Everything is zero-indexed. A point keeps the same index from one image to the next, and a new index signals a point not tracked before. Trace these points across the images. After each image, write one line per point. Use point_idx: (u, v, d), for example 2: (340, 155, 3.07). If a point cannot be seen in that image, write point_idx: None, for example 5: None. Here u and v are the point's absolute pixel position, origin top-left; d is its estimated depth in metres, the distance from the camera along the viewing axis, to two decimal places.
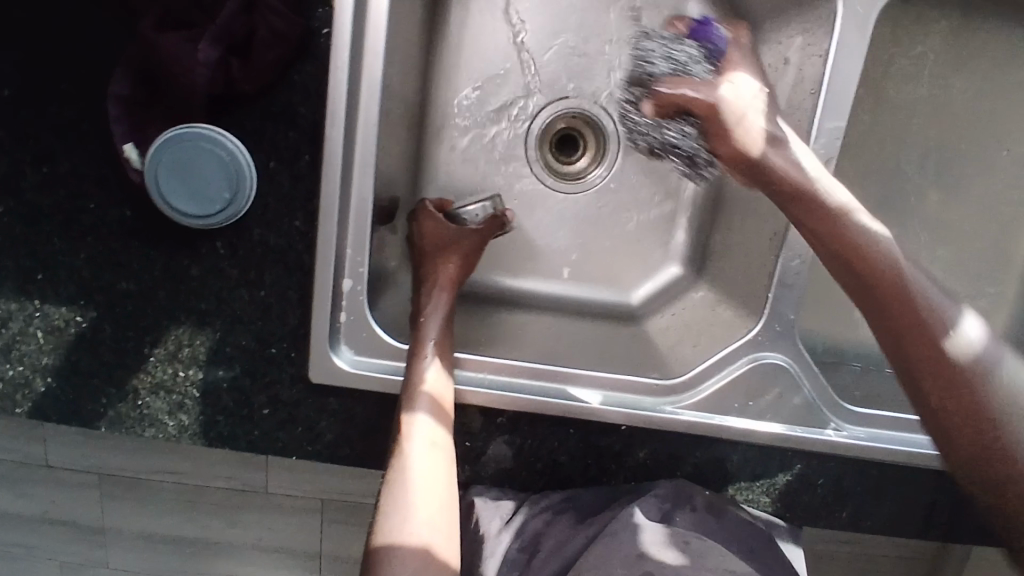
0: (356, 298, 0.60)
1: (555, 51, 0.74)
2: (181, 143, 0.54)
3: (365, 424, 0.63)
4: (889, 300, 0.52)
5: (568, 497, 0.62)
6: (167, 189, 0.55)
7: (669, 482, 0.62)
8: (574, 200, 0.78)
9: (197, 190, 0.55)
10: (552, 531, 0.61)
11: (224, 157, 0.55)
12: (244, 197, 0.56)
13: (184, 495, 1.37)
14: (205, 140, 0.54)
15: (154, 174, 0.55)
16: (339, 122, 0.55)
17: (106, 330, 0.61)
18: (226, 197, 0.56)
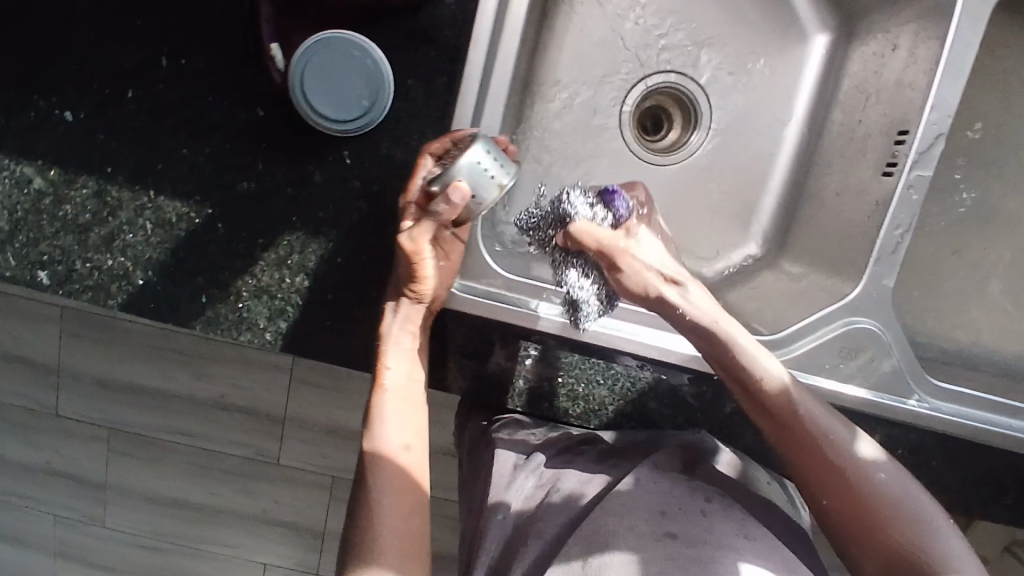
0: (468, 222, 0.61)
1: (662, 24, 0.77)
2: (330, 48, 0.56)
3: (464, 348, 0.64)
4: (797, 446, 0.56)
5: (586, 440, 0.66)
6: (309, 90, 0.56)
7: (696, 433, 0.64)
8: (661, 171, 0.80)
9: (337, 95, 0.57)
10: (571, 469, 0.64)
11: (367, 65, 0.56)
12: (380, 107, 0.58)
13: (194, 460, 1.35)
14: (353, 46, 0.56)
15: (300, 75, 0.56)
16: (484, 43, 0.57)
17: (218, 229, 0.61)
18: (364, 105, 0.57)
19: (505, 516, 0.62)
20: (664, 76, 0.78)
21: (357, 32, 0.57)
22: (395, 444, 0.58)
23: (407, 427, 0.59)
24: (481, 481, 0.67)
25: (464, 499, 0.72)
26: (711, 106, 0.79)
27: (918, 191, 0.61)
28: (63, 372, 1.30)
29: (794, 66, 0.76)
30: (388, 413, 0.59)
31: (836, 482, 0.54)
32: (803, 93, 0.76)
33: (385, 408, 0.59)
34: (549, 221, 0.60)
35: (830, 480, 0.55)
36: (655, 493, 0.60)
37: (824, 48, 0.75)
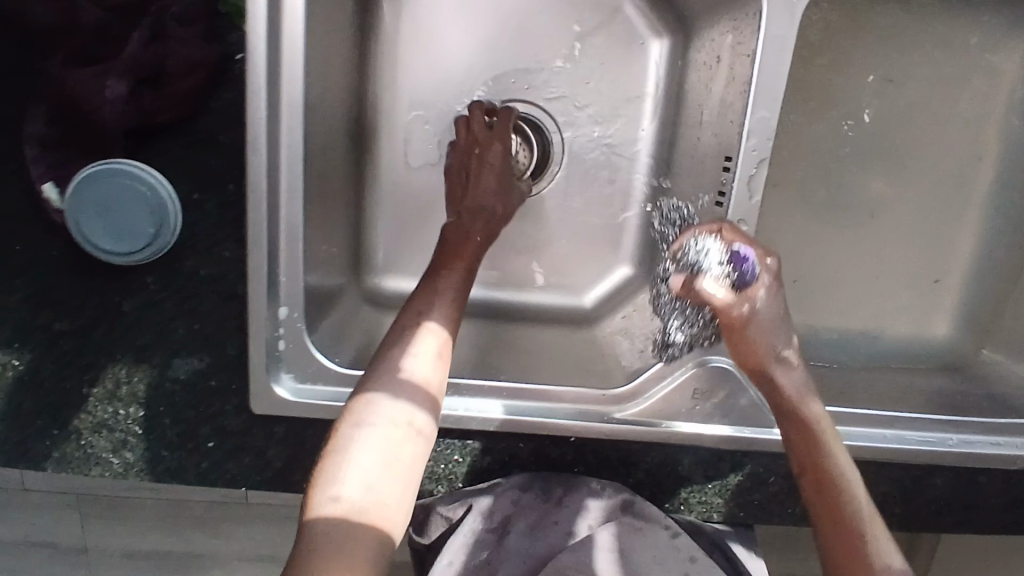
0: (294, 325, 0.59)
1: (494, 54, 0.72)
2: (102, 180, 0.53)
3: (311, 449, 0.62)
4: (823, 481, 0.54)
5: (533, 476, 0.63)
6: (89, 227, 0.54)
7: (625, 490, 0.62)
8: (518, 205, 0.76)
9: (121, 227, 0.54)
10: (525, 511, 0.61)
11: (143, 191, 0.53)
12: (169, 230, 0.54)
13: (162, 516, 1.36)
14: (124, 174, 0.53)
15: (75, 214, 0.54)
16: (261, 149, 0.54)
17: (43, 371, 0.60)
18: (150, 232, 0.54)
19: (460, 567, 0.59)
20: (508, 106, 0.74)
21: (127, 157, 0.54)
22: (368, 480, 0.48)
23: (387, 469, 0.49)
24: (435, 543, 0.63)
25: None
26: (561, 131, 0.75)
27: (745, 223, 0.58)
28: None
29: (638, 76, 0.73)
30: (360, 455, 0.49)
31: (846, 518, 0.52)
32: (652, 103, 0.73)
33: (354, 448, 0.49)
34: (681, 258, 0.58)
35: (834, 513, 0.53)
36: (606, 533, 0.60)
37: (664, 55, 0.72)
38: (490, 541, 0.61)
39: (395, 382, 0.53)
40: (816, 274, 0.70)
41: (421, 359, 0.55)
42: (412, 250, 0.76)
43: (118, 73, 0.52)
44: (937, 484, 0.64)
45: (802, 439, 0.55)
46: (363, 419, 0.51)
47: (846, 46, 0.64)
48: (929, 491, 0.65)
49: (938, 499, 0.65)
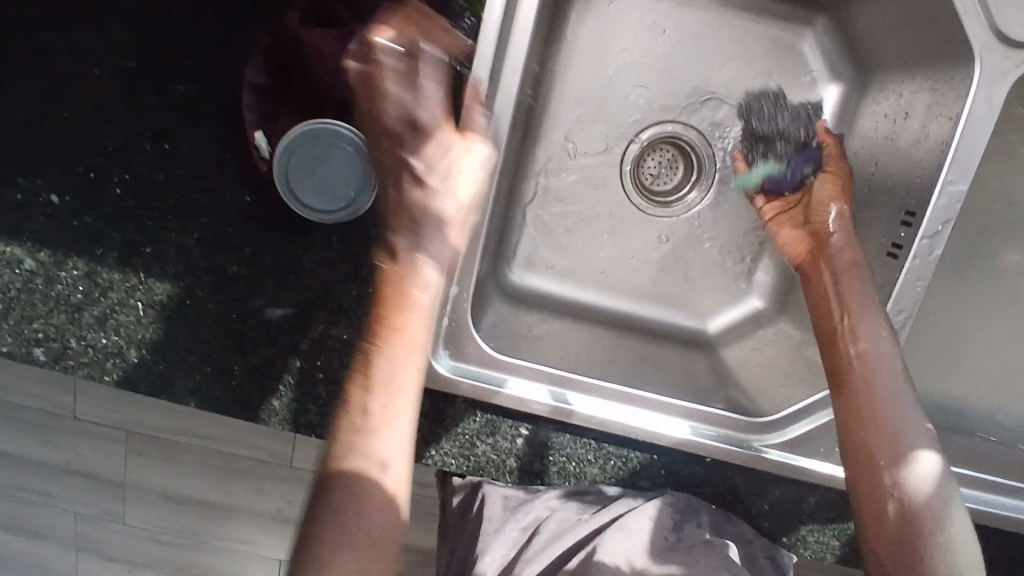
0: (460, 304, 0.60)
1: (666, 73, 0.74)
2: (312, 140, 0.55)
3: (450, 430, 0.62)
4: (860, 416, 0.56)
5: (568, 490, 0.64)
6: (296, 176, 0.56)
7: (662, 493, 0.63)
8: (664, 222, 0.77)
9: (322, 187, 0.56)
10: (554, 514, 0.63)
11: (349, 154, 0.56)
12: (365, 197, 0.57)
13: (187, 500, 1.31)
14: (334, 137, 0.56)
15: (283, 167, 0.55)
16: (470, 130, 0.55)
17: (209, 309, 0.61)
18: (349, 196, 0.57)
19: (492, 558, 0.63)
20: (667, 126, 0.76)
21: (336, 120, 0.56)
22: (387, 452, 0.49)
23: (403, 441, 0.50)
24: (464, 538, 0.67)
25: (448, 556, 0.70)
26: (715, 155, 0.76)
27: (921, 279, 0.59)
28: (50, 411, 1.26)
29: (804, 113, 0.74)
30: (389, 436, 0.49)
31: (884, 443, 0.55)
32: None
33: (388, 432, 0.49)
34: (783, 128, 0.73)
35: (875, 472, 0.55)
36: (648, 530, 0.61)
37: (835, 100, 0.74)
38: (518, 539, 0.64)
39: (382, 342, 0.49)
40: (967, 332, 0.68)
41: (473, 160, 0.51)
42: (552, 249, 0.76)
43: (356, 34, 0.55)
44: None
45: (850, 390, 0.57)
46: (379, 373, 0.49)
47: None
48: None
49: None
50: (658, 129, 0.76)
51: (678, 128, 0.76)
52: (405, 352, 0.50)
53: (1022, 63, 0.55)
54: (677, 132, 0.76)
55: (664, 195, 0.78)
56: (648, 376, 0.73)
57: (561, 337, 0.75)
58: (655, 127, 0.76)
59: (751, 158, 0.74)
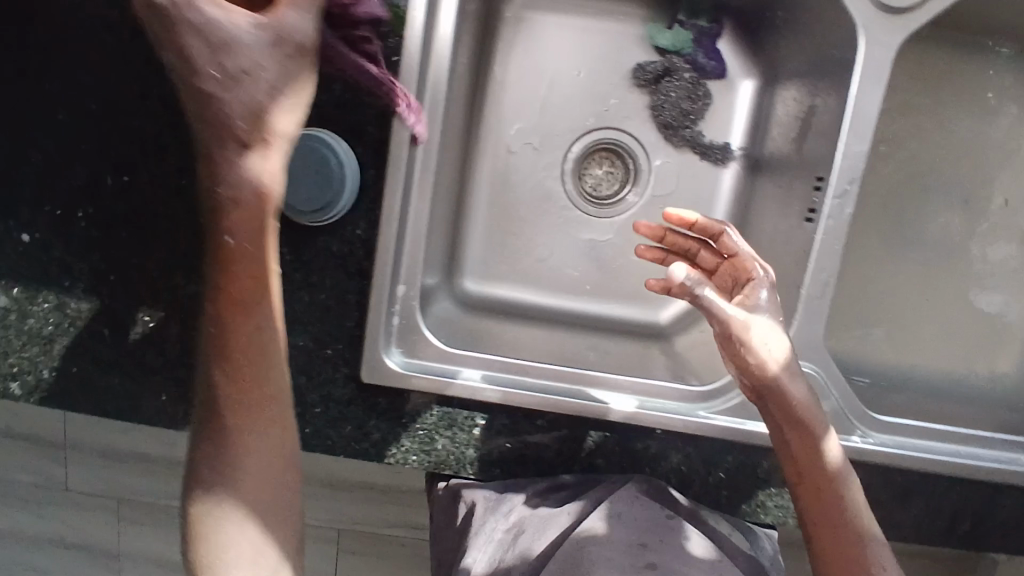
0: (410, 303, 0.64)
1: (593, 84, 0.79)
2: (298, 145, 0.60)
3: (409, 426, 0.65)
4: (787, 423, 0.58)
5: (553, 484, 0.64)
6: (275, 173, 0.60)
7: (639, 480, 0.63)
8: (607, 223, 0.82)
9: (296, 189, 0.60)
10: (537, 509, 0.62)
11: (326, 164, 0.60)
12: (334, 209, 0.61)
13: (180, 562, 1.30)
14: (315, 146, 0.60)
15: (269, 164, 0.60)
16: (403, 136, 0.60)
17: (172, 330, 0.64)
18: (317, 205, 0.60)
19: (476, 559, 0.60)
20: (600, 132, 0.81)
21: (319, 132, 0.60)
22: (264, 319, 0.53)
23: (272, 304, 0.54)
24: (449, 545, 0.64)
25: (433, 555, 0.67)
26: (648, 155, 0.81)
27: (839, 240, 0.62)
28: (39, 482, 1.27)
29: (725, 105, 0.79)
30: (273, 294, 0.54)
31: (811, 445, 0.58)
32: (734, 131, 0.79)
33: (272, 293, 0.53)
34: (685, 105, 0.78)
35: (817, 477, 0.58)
36: (626, 530, 0.59)
37: (751, 94, 0.78)
38: (506, 541, 0.61)
39: (235, 258, 0.51)
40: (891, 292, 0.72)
41: None
42: (504, 258, 0.81)
43: (378, 11, 0.57)
44: (1010, 504, 0.67)
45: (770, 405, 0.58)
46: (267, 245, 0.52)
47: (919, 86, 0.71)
48: (1002, 513, 0.67)
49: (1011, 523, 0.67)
50: (591, 135, 0.81)
51: (609, 133, 0.81)
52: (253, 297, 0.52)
53: (903, 29, 0.60)
54: (609, 137, 0.81)
55: (606, 198, 0.82)
56: (597, 363, 0.78)
57: (516, 336, 0.79)
58: (588, 134, 0.81)
59: (679, 136, 0.79)
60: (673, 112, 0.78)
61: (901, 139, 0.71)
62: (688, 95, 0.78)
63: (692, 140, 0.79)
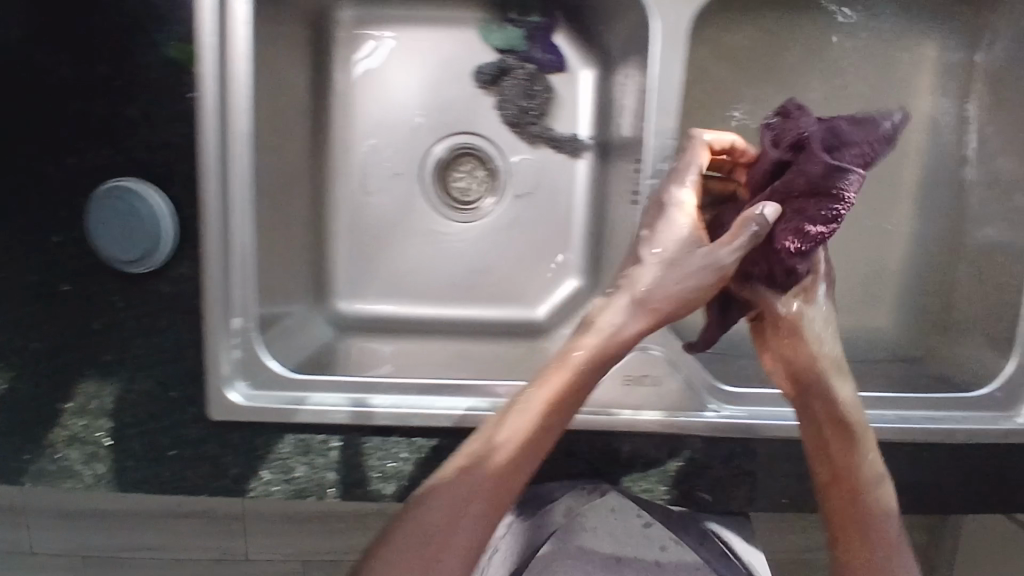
0: (248, 335, 0.63)
1: (438, 91, 0.79)
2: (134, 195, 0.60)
3: (266, 456, 0.65)
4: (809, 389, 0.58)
5: (527, 499, 0.67)
6: (107, 207, 0.60)
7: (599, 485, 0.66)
8: (472, 227, 0.82)
9: (119, 233, 0.61)
10: (511, 529, 0.65)
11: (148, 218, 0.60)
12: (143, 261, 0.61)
13: None
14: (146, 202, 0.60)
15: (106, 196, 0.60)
16: (210, 173, 0.60)
17: (21, 390, 0.65)
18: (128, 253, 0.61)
19: None
20: (453, 139, 0.80)
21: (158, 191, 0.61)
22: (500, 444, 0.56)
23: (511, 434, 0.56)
24: None
25: None
26: (503, 154, 0.80)
27: None
28: None
29: (572, 93, 0.78)
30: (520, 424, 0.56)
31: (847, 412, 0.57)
32: (584, 119, 0.79)
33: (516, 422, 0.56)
34: (528, 97, 0.78)
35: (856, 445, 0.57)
36: (609, 542, 0.64)
37: (593, 83, 0.78)
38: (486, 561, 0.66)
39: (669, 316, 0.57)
40: None
41: None
42: (373, 275, 0.81)
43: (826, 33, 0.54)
44: (880, 460, 0.66)
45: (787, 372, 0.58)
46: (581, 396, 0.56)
47: (750, 49, 0.70)
48: None
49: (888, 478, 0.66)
50: (445, 143, 0.80)
51: (462, 138, 0.80)
52: (517, 409, 0.54)
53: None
54: (461, 142, 0.80)
55: (468, 202, 0.82)
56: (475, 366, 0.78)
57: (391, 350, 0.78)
58: (442, 140, 0.80)
59: (531, 130, 0.79)
60: (516, 106, 0.78)
61: (736, 107, 0.71)
62: (529, 92, 0.77)
63: (544, 134, 0.79)
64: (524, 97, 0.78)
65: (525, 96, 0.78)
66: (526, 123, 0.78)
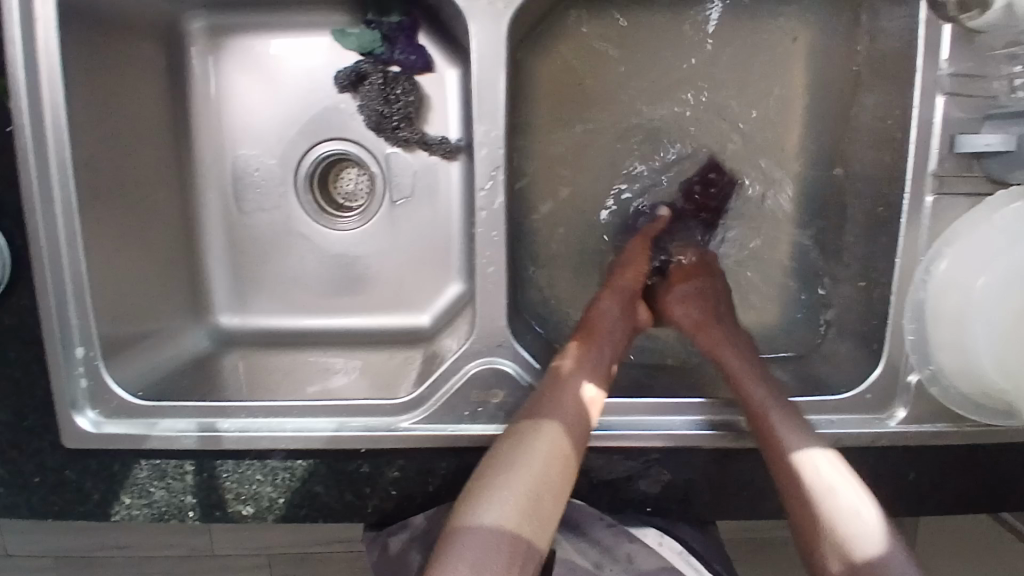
0: (93, 363, 0.64)
1: (305, 99, 0.77)
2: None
3: (124, 481, 0.65)
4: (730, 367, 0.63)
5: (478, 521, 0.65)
6: None
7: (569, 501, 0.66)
8: (352, 234, 0.80)
9: None
10: None
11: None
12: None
13: None
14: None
15: None
16: (34, 206, 0.60)
17: None
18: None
19: None
20: (324, 146, 0.78)
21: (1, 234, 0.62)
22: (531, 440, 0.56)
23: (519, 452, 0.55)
24: None
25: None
26: (377, 159, 0.79)
27: (495, 229, 0.61)
28: None
29: (439, 92, 0.76)
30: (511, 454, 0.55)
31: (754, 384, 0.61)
32: (452, 119, 0.76)
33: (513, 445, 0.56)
34: (387, 99, 0.75)
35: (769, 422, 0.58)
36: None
37: (457, 83, 0.76)
38: None
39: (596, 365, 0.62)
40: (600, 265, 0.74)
41: None
42: (254, 288, 0.80)
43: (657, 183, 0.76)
44: (744, 465, 0.65)
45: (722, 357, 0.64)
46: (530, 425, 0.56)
47: (591, 46, 0.71)
48: (739, 474, 0.65)
49: (751, 483, 0.65)
50: (316, 145, 0.78)
51: (333, 143, 0.78)
52: (515, 451, 0.54)
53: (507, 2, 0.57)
54: (333, 147, 0.78)
55: (348, 207, 0.81)
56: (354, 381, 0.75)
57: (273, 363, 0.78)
58: (315, 146, 0.78)
59: (398, 133, 0.76)
60: (373, 108, 0.75)
61: None
62: (388, 96, 0.75)
63: (412, 139, 0.76)
64: (382, 99, 0.75)
65: (383, 99, 0.75)
66: (388, 126, 0.76)
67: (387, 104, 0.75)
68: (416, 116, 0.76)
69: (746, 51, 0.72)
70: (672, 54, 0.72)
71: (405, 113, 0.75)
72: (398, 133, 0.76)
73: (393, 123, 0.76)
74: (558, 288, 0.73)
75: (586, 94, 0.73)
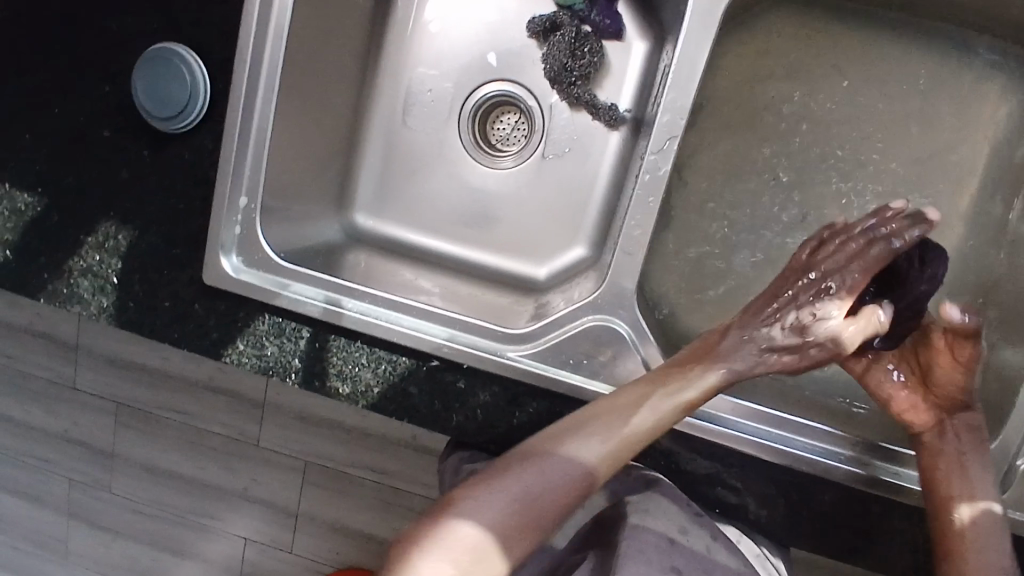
0: (250, 215, 0.69)
1: (493, 36, 0.81)
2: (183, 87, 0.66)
3: (244, 330, 0.70)
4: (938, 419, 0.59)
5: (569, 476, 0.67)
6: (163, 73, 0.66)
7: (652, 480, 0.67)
8: (498, 174, 0.84)
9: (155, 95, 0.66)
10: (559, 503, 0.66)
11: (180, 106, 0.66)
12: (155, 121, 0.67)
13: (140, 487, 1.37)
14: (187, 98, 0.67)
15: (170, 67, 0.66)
16: (244, 59, 0.66)
17: (53, 216, 0.72)
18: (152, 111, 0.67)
19: None
20: (497, 85, 0.82)
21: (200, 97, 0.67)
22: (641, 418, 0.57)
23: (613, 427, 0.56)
24: None
25: None
26: (541, 111, 0.82)
27: (652, 195, 0.63)
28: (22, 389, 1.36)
29: (620, 62, 0.78)
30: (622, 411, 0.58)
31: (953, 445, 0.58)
32: (625, 92, 0.79)
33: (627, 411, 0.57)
34: (574, 53, 0.77)
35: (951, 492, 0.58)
36: (664, 522, 0.61)
37: (642, 56, 0.77)
38: None
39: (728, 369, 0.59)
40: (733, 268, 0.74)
41: None
42: (394, 198, 0.84)
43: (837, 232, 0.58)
44: (821, 495, 0.65)
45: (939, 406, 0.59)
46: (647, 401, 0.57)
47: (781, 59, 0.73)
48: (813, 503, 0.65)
49: (825, 518, 0.66)
50: (491, 84, 0.82)
51: (507, 86, 0.82)
52: (621, 417, 0.56)
53: None
54: (503, 89, 0.82)
55: (501, 149, 0.85)
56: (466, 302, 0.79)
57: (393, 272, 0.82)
58: (489, 83, 0.82)
59: (573, 91, 0.79)
60: (557, 59, 0.77)
61: None
62: (575, 50, 0.77)
63: (583, 98, 0.79)
64: (570, 53, 0.77)
65: (570, 52, 0.77)
66: (566, 79, 0.78)
67: (574, 58, 0.77)
68: (593, 79, 0.79)
69: (932, 102, 0.72)
70: (858, 86, 0.72)
71: (586, 71, 0.77)
72: (575, 90, 0.79)
73: (572, 78, 0.78)
74: (683, 278, 0.74)
75: (764, 102, 0.73)
